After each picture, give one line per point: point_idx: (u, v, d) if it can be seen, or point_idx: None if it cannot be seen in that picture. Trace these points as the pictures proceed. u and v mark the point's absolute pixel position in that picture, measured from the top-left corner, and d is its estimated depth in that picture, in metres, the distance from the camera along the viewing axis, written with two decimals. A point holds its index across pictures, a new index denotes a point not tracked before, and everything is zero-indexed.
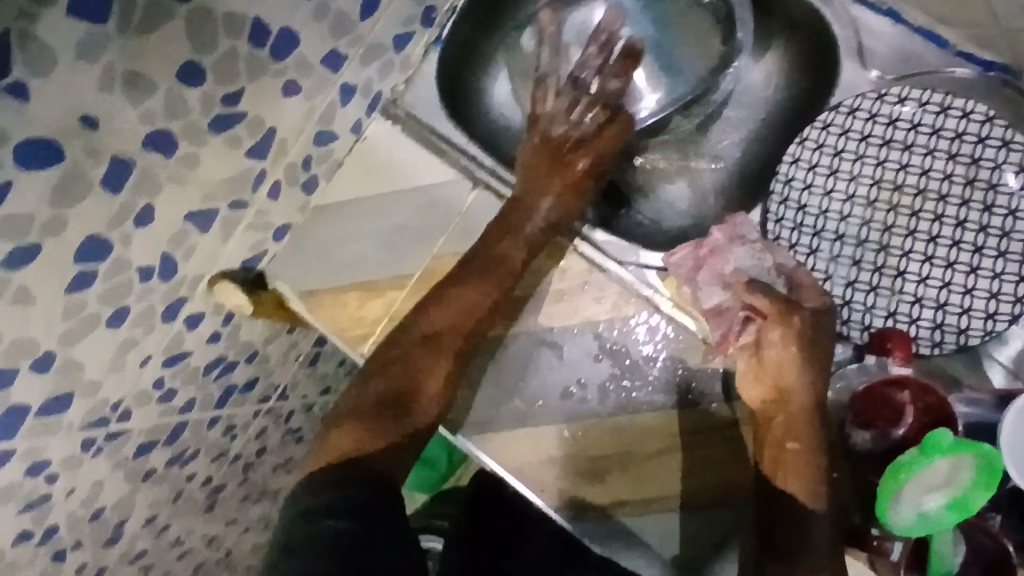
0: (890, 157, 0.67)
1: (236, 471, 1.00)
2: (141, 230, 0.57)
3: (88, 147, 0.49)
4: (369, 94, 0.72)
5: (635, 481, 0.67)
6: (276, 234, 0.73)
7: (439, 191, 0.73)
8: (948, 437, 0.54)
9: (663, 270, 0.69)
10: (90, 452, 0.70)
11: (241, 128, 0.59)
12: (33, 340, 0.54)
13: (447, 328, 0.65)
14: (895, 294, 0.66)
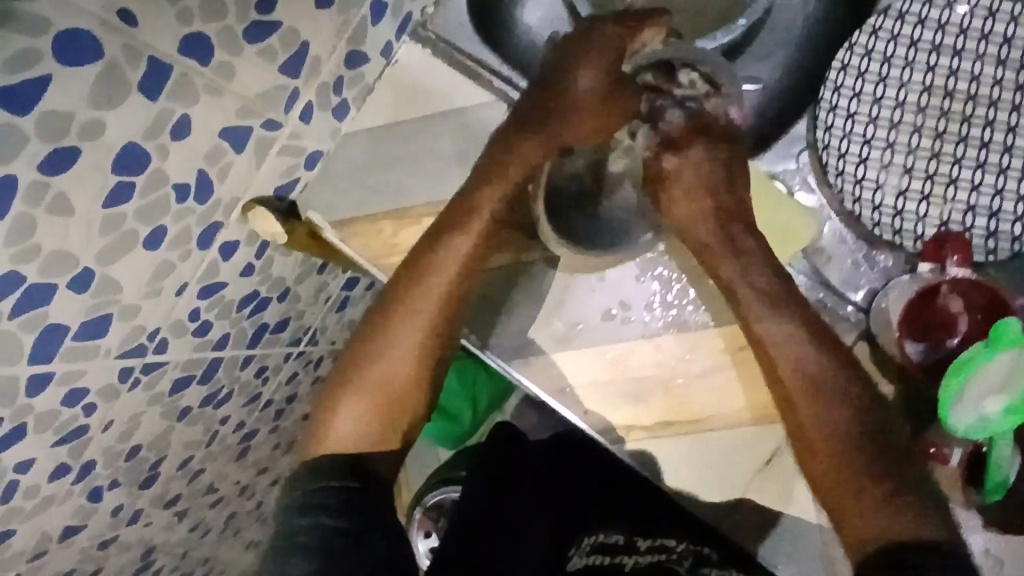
0: (939, 63, 0.64)
1: (267, 418, 1.00)
2: (178, 142, 0.56)
3: (126, 44, 0.48)
4: (399, 16, 0.70)
5: (680, 400, 0.66)
6: (308, 160, 0.71)
7: (474, 114, 0.72)
8: (1016, 329, 0.56)
9: None
10: (129, 385, 0.69)
11: (275, 39, 0.58)
12: (72, 253, 0.53)
13: (418, 300, 0.65)
14: (947, 203, 0.64)
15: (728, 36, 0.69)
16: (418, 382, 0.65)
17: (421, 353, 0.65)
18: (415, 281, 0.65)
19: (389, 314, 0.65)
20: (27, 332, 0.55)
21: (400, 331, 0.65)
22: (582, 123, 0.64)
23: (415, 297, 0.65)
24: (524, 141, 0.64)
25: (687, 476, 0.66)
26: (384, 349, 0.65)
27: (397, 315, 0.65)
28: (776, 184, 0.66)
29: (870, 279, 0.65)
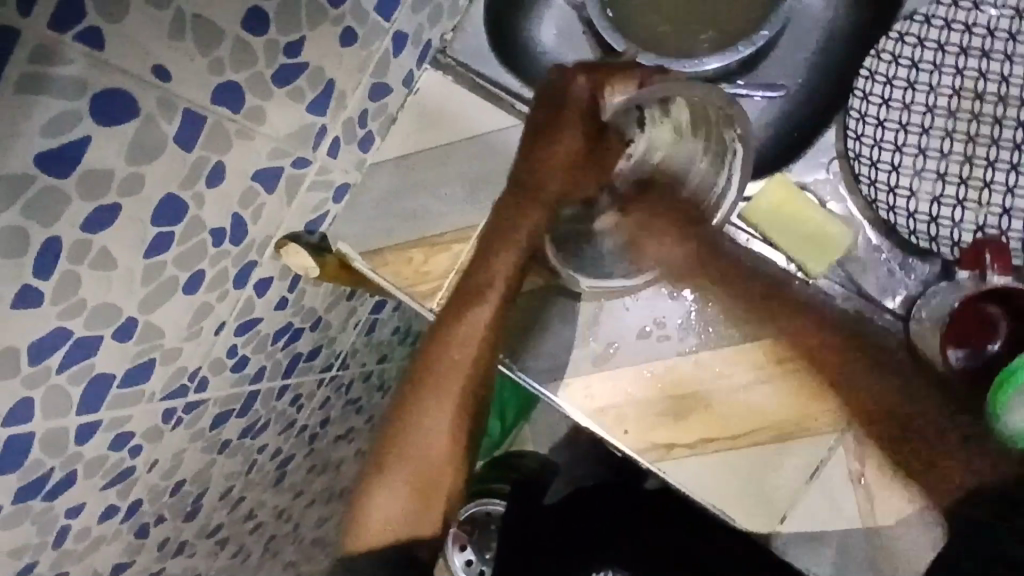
0: (968, 65, 0.63)
1: (302, 443, 1.01)
2: (213, 188, 0.56)
3: (162, 99, 0.48)
4: (420, 44, 0.71)
5: (721, 415, 0.65)
6: (336, 194, 0.71)
7: (498, 137, 0.72)
8: None
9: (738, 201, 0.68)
10: (172, 424, 0.70)
11: (303, 80, 0.58)
12: (116, 304, 0.54)
13: (434, 389, 0.74)
14: (983, 207, 0.63)
15: (751, 48, 0.68)
16: (451, 460, 0.76)
17: (444, 435, 0.75)
18: (431, 369, 0.74)
19: (413, 404, 0.75)
20: (75, 384, 0.55)
21: (422, 416, 0.75)
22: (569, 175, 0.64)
23: (433, 386, 0.74)
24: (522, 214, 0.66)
25: (727, 491, 0.65)
26: (411, 435, 0.75)
27: (416, 403, 0.75)
28: (805, 194, 0.66)
29: (907, 286, 0.65)
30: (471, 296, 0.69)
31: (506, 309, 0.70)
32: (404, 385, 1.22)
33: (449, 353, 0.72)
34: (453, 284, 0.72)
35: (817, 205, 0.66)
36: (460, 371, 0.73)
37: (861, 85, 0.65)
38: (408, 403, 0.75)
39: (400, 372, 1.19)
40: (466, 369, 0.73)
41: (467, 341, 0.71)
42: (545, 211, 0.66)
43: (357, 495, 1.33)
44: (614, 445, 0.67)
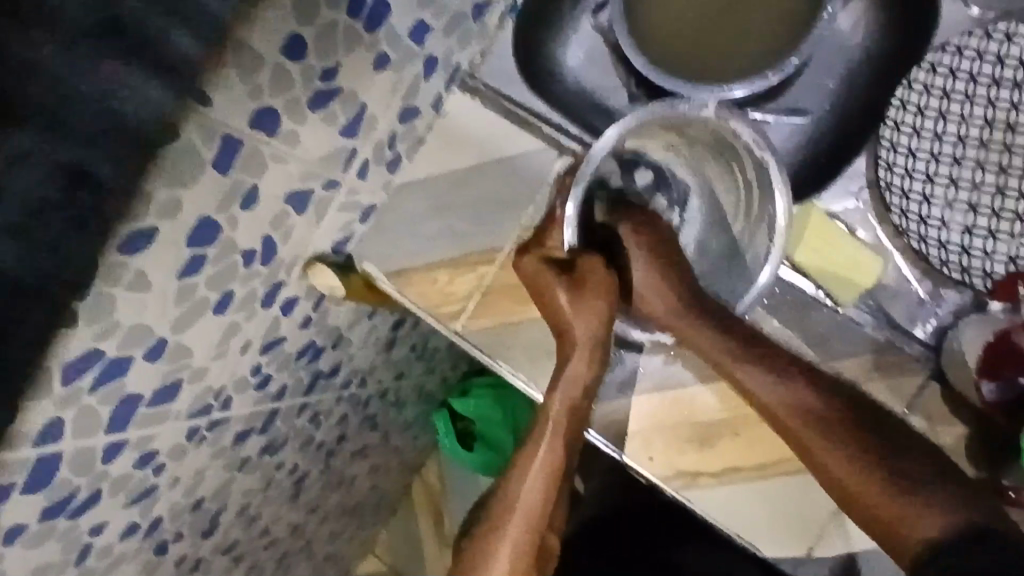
0: (1000, 97, 0.64)
1: (319, 459, 1.01)
2: (247, 211, 0.56)
3: (202, 126, 0.48)
4: (449, 67, 0.71)
5: (748, 445, 0.65)
6: (363, 215, 0.72)
7: (523, 161, 0.73)
8: None
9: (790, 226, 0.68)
10: (195, 442, 0.69)
11: (336, 104, 0.58)
12: (148, 325, 0.54)
13: (514, 494, 0.63)
14: (1015, 238, 0.63)
15: (780, 75, 0.68)
16: None
17: (525, 544, 0.62)
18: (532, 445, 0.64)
19: (487, 530, 0.63)
20: (104, 405, 0.55)
21: (499, 538, 0.62)
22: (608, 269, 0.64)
23: (508, 506, 0.63)
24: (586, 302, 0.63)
25: (754, 521, 0.65)
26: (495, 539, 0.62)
27: (495, 519, 0.63)
28: (835, 223, 0.67)
29: (937, 315, 0.65)
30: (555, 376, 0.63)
31: (589, 393, 0.63)
32: (419, 401, 1.22)
33: (523, 464, 0.64)
34: (478, 306, 0.72)
35: (847, 235, 0.66)
36: (522, 485, 0.63)
37: (893, 115, 0.67)
38: (485, 520, 0.64)
39: (417, 388, 1.19)
40: (545, 469, 0.63)
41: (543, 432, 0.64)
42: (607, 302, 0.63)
43: (368, 509, 1.32)
44: (639, 471, 0.66)
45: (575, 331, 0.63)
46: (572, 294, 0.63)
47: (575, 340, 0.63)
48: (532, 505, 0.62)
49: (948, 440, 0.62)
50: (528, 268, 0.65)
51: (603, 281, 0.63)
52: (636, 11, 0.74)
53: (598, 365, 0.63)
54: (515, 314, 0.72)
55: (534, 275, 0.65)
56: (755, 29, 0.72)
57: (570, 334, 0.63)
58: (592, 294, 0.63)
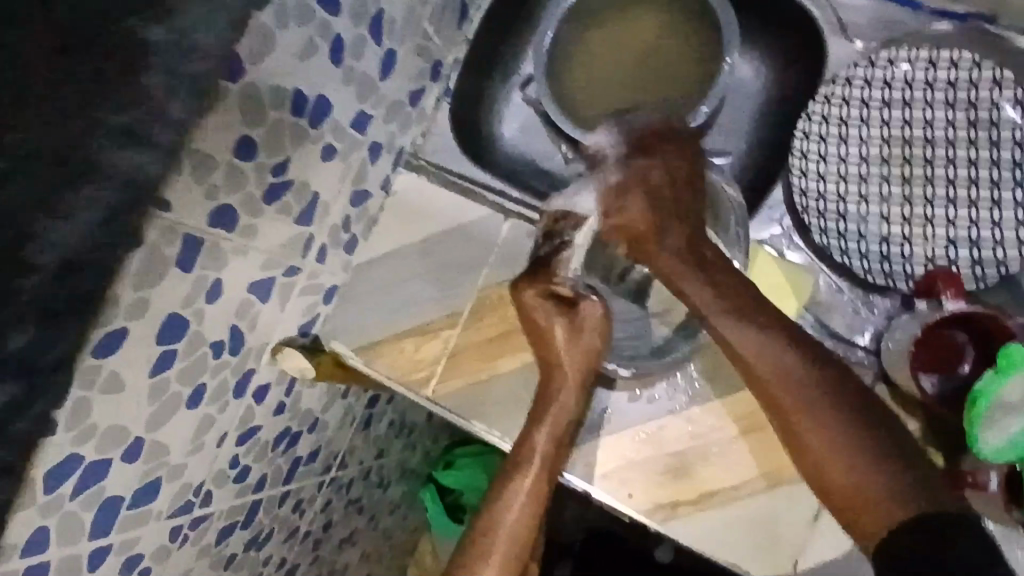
0: (893, 117, 0.71)
1: (306, 550, 0.99)
2: (212, 305, 0.59)
3: (164, 228, 0.51)
4: (394, 151, 0.77)
5: (718, 468, 0.67)
6: (326, 296, 0.75)
7: (475, 228, 0.78)
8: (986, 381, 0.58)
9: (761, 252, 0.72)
10: (178, 542, 0.69)
11: (289, 196, 0.63)
12: (123, 426, 0.55)
13: (501, 516, 0.66)
14: (929, 241, 0.69)
15: (694, 123, 0.74)
16: None
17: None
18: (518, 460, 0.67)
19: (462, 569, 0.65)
20: (87, 509, 0.56)
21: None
22: (597, 336, 0.69)
23: (491, 532, 0.65)
24: (574, 335, 0.68)
25: (736, 544, 0.66)
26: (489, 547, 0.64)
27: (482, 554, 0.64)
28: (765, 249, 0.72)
29: (874, 322, 0.69)
30: (543, 412, 0.66)
31: (569, 436, 0.67)
32: (403, 478, 1.22)
33: (504, 500, 0.66)
34: (445, 369, 0.74)
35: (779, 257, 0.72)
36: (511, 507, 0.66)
37: (800, 146, 0.73)
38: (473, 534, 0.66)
39: (399, 466, 1.18)
40: (525, 511, 0.66)
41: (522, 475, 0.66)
42: (593, 337, 0.69)
43: None
44: (620, 509, 0.68)
45: (565, 364, 0.68)
46: (567, 329, 0.68)
47: (565, 379, 0.67)
48: (520, 527, 0.65)
49: None
50: (529, 299, 0.69)
51: (588, 329, 0.69)
52: (558, 82, 0.81)
53: (583, 397, 0.68)
54: (482, 372, 0.74)
55: (534, 306, 0.69)
56: (668, 86, 0.80)
57: (561, 374, 0.67)
58: (579, 337, 0.68)
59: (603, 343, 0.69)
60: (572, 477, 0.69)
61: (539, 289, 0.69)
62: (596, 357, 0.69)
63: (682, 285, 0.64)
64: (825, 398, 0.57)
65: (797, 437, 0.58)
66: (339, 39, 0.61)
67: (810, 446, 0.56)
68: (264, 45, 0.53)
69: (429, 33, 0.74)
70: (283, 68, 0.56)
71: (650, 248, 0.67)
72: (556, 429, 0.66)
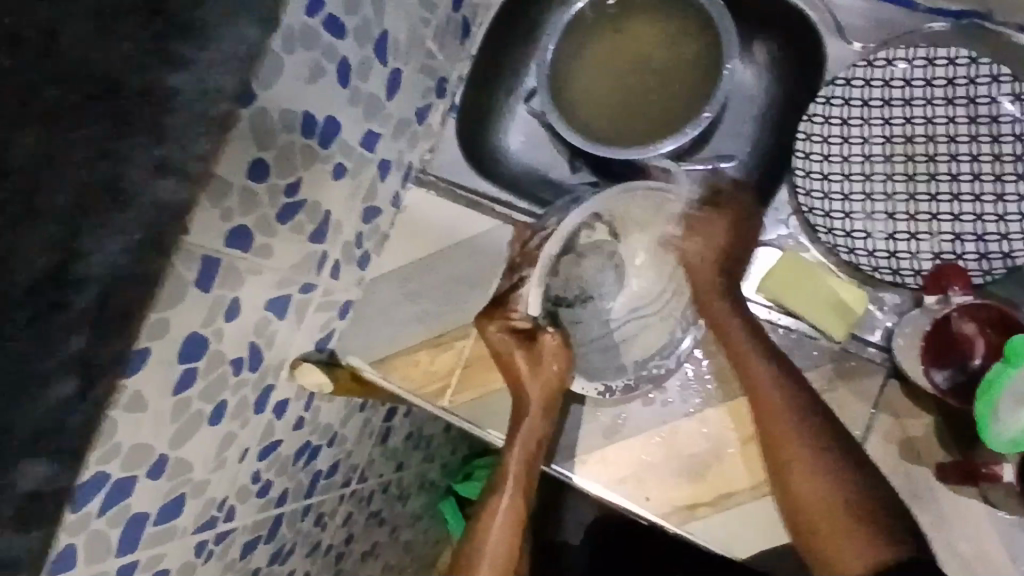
0: (894, 115, 0.71)
1: (329, 564, 1.00)
2: (230, 323, 0.61)
3: (183, 251, 0.53)
4: (402, 167, 0.78)
5: (733, 470, 0.67)
6: (340, 311, 0.76)
7: (483, 240, 0.79)
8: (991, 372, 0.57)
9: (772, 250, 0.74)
10: (204, 557, 0.70)
11: (302, 215, 0.64)
12: (148, 444, 0.57)
13: (489, 519, 0.71)
14: (935, 236, 0.69)
15: (697, 128, 0.75)
16: None
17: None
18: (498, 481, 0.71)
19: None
20: (115, 526, 0.57)
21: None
22: (557, 360, 0.70)
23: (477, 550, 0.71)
24: (534, 363, 0.70)
25: (755, 546, 0.67)
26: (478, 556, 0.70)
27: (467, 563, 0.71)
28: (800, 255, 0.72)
29: (884, 319, 0.69)
30: (511, 436, 0.69)
31: (538, 457, 0.70)
32: (423, 490, 1.22)
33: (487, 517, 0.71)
34: (460, 380, 0.76)
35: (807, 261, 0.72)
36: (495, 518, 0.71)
37: (802, 147, 0.74)
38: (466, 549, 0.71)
39: (419, 477, 1.19)
40: (507, 525, 0.71)
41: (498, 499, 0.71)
42: (558, 360, 0.70)
43: None
44: (637, 513, 0.69)
45: (527, 396, 0.69)
46: (526, 361, 0.70)
47: (528, 406, 0.69)
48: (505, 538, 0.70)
49: (918, 432, 0.65)
50: (494, 337, 0.71)
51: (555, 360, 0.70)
52: (560, 93, 0.82)
53: (548, 421, 0.69)
54: (496, 381, 0.76)
55: (499, 343, 0.71)
56: (670, 93, 0.81)
57: (524, 400, 0.69)
58: (538, 363, 0.70)
59: (566, 369, 0.70)
60: (556, 467, 0.71)
61: (499, 323, 0.71)
62: (559, 385, 0.69)
63: (712, 301, 0.70)
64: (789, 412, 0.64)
65: (779, 455, 0.64)
66: (345, 61, 0.63)
67: (806, 495, 0.63)
68: (273, 70, 0.55)
69: (433, 51, 0.76)
70: (291, 92, 0.58)
71: (702, 284, 0.71)
72: (519, 452, 0.69)
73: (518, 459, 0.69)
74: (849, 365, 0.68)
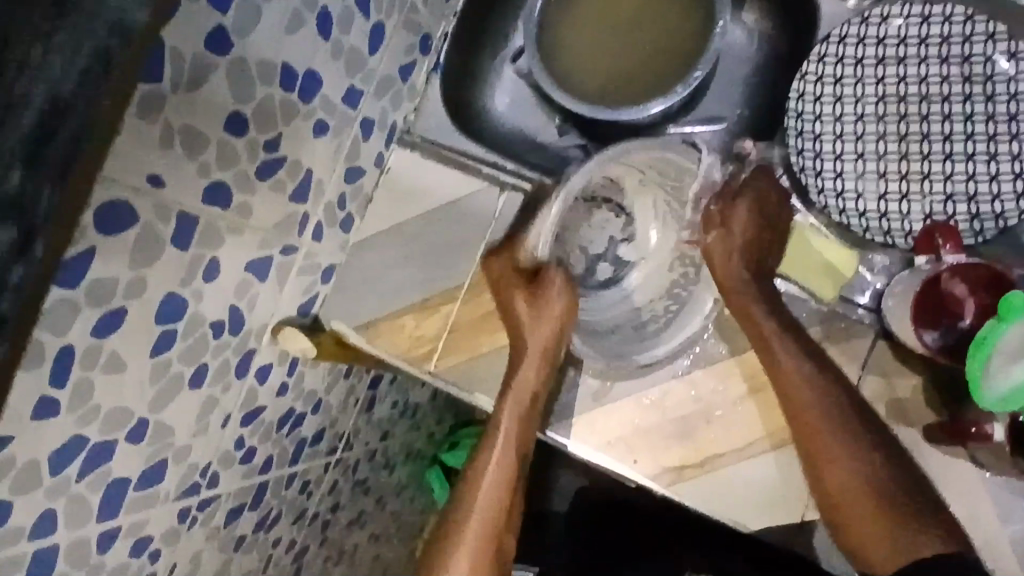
0: (888, 74, 0.71)
1: (316, 532, 0.99)
2: (210, 284, 0.59)
3: (159, 206, 0.51)
4: (386, 127, 0.76)
5: (721, 431, 0.67)
6: (324, 275, 0.75)
7: (470, 202, 0.78)
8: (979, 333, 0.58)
9: None
10: (188, 523, 0.69)
11: (283, 173, 0.62)
12: (128, 407, 0.55)
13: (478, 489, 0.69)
14: (927, 197, 0.69)
15: (687, 88, 0.74)
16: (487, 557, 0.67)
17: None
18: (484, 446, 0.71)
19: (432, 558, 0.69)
20: (94, 492, 0.56)
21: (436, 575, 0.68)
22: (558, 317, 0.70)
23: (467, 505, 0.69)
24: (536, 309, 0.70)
25: (743, 507, 0.67)
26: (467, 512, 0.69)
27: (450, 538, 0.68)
28: (796, 218, 0.72)
29: (875, 281, 0.70)
30: (506, 388, 0.69)
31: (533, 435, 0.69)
32: (409, 460, 1.22)
33: (477, 477, 0.70)
34: (447, 344, 0.74)
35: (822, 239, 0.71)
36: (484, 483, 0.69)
37: (794, 106, 0.73)
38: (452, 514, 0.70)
39: (405, 446, 1.19)
40: (490, 499, 0.69)
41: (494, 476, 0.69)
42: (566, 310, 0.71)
43: None
44: (625, 475, 0.69)
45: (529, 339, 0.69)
46: (528, 302, 0.70)
47: (527, 352, 0.69)
48: (490, 504, 0.69)
49: (906, 394, 0.66)
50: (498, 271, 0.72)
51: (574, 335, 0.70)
52: (548, 52, 0.80)
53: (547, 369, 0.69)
54: (484, 345, 0.74)
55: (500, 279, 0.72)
56: (659, 53, 0.79)
57: (523, 347, 0.69)
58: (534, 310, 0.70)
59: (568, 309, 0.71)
60: (554, 434, 0.71)
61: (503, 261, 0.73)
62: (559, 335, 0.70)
63: (752, 310, 0.66)
64: (820, 400, 0.63)
65: (815, 462, 0.63)
66: (326, 12, 0.60)
67: (838, 475, 0.62)
68: (250, 17, 0.52)
69: (417, 6, 0.74)
70: (270, 42, 0.55)
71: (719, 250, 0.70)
72: (513, 406, 0.68)
73: (511, 413, 0.68)
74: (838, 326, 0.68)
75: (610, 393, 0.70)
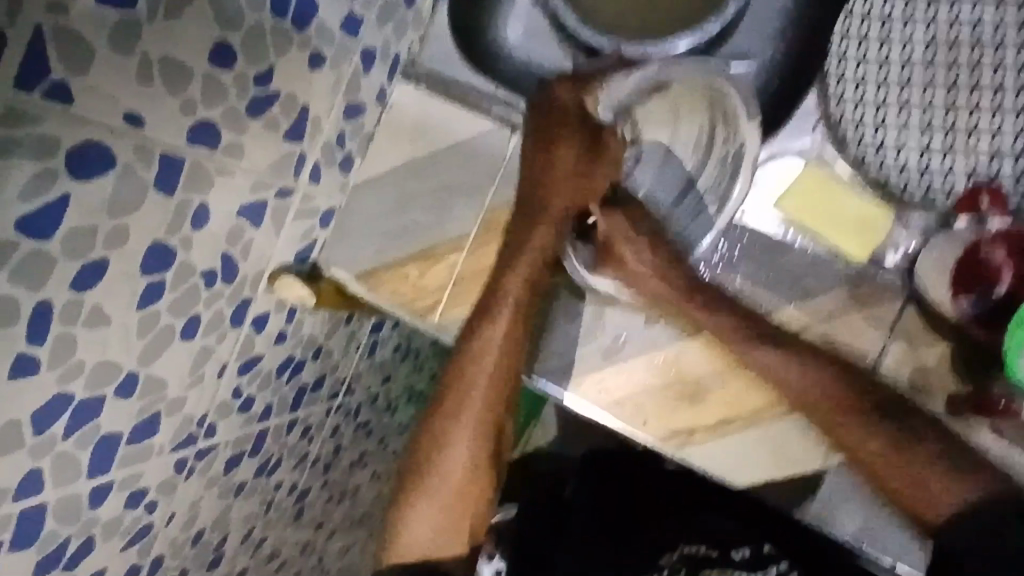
0: (939, 15, 0.64)
1: (318, 474, 0.98)
2: (199, 231, 0.54)
3: (137, 148, 0.47)
4: (389, 59, 0.70)
5: (734, 395, 0.65)
6: (322, 220, 0.70)
7: (477, 143, 0.72)
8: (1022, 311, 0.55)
9: (794, 162, 0.68)
10: (185, 473, 0.68)
11: (276, 110, 0.57)
12: (115, 362, 0.52)
13: (447, 432, 0.73)
14: (971, 153, 0.64)
15: (718, 23, 0.68)
16: (471, 488, 0.74)
17: (447, 510, 0.74)
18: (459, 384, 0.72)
19: (419, 485, 0.74)
20: (83, 448, 0.54)
21: (424, 505, 0.74)
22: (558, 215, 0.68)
23: (441, 457, 0.73)
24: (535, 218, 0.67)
25: (752, 470, 0.65)
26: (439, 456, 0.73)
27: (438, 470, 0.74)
28: (826, 168, 0.67)
29: (909, 238, 0.65)
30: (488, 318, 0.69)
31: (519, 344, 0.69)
32: (411, 403, 1.20)
33: (449, 426, 0.73)
34: (451, 295, 0.71)
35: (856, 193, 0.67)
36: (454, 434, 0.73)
37: (836, 48, 0.66)
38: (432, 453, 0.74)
39: (407, 389, 1.17)
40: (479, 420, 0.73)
41: (469, 403, 0.72)
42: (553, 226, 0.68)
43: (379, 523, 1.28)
44: (632, 436, 0.67)
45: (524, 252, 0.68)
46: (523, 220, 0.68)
47: (516, 265, 0.67)
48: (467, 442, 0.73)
49: (933, 361, 0.63)
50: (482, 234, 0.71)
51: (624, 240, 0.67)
52: None
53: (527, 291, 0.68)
54: None
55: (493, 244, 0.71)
56: None
57: (518, 252, 0.67)
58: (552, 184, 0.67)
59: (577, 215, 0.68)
60: (549, 383, 0.69)
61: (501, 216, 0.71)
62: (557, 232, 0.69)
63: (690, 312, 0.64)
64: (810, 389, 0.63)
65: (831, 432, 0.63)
66: None
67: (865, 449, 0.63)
68: None
69: None
70: None
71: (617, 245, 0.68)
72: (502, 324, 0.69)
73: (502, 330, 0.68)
74: (866, 288, 0.65)
75: (622, 352, 0.67)
